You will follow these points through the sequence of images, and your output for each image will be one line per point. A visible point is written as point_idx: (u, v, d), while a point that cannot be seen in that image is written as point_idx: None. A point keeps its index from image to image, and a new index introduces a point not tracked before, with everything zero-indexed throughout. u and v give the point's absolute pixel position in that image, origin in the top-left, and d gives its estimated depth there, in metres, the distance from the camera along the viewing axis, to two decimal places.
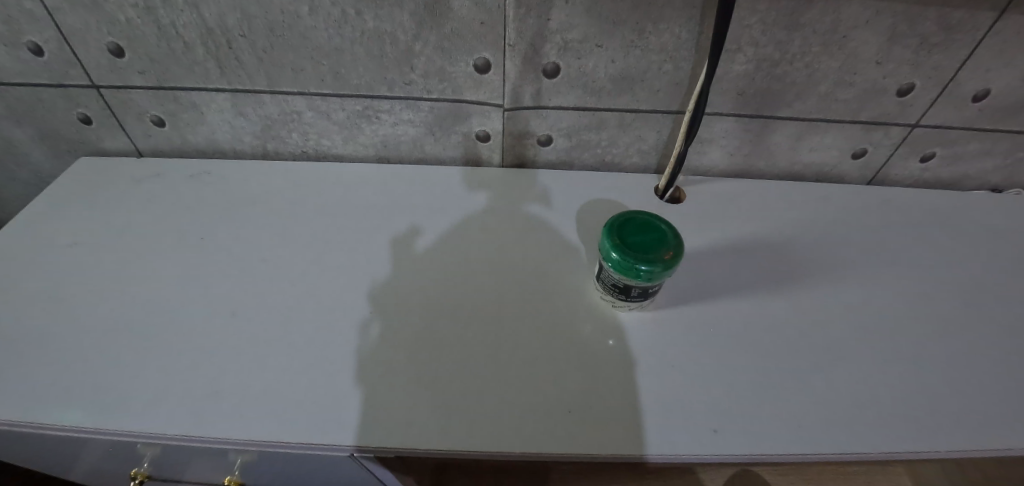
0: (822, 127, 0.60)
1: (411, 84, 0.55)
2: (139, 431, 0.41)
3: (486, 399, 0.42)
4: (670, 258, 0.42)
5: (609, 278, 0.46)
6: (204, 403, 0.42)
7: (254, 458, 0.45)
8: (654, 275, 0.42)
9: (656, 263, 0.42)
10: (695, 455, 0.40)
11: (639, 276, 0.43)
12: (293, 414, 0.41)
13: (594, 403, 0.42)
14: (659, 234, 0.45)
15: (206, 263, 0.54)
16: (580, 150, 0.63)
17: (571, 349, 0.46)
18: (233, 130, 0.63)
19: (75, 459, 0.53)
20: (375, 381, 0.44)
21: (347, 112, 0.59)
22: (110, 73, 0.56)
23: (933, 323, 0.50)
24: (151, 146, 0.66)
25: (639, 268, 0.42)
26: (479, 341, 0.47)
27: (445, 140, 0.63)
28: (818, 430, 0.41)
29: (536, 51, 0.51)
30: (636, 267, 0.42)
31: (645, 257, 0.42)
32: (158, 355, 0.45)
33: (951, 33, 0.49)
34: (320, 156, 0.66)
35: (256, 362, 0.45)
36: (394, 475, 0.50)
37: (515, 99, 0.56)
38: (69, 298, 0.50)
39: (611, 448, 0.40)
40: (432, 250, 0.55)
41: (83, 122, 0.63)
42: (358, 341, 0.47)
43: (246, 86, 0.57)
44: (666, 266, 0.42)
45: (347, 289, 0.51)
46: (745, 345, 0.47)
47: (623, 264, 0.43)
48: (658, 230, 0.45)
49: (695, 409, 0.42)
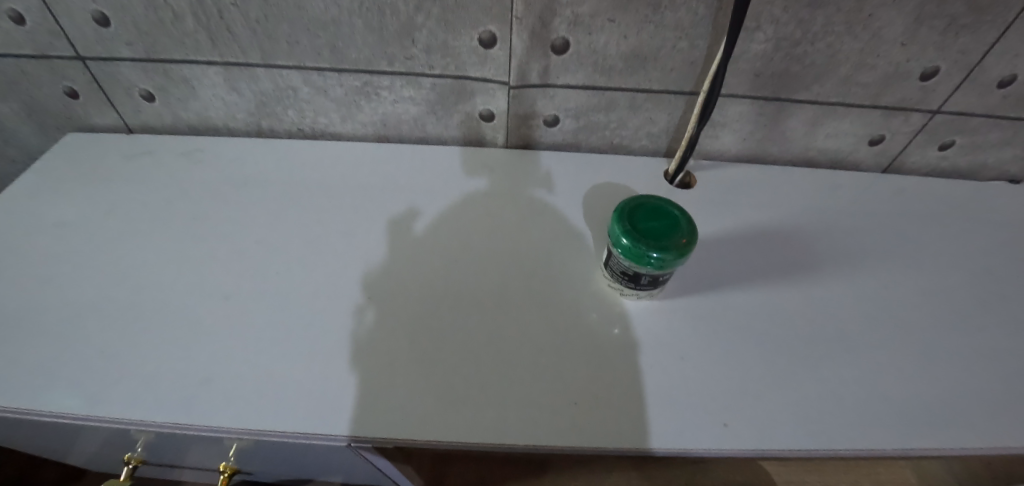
0: (840, 113, 0.58)
1: (412, 60, 0.53)
2: (128, 418, 0.39)
3: (488, 390, 0.41)
4: (684, 246, 0.41)
5: (619, 267, 0.44)
6: (195, 389, 0.41)
7: (248, 444, 0.44)
8: (665, 264, 0.41)
9: (668, 252, 0.40)
10: (704, 449, 0.39)
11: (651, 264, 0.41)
12: (288, 402, 0.40)
13: (601, 396, 0.41)
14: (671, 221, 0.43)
15: (199, 244, 0.52)
16: (587, 132, 0.61)
17: (577, 340, 0.45)
18: (226, 106, 0.60)
19: (67, 444, 0.52)
20: (372, 370, 0.42)
21: (346, 89, 0.57)
22: (96, 44, 0.54)
23: (950, 317, 0.49)
24: (141, 122, 0.63)
25: (650, 256, 0.40)
26: (479, 329, 0.45)
27: (447, 120, 0.61)
28: (830, 426, 0.40)
29: (545, 24, 0.48)
30: (648, 254, 0.40)
31: (657, 243, 0.41)
32: (149, 339, 0.44)
33: (980, 14, 0.47)
34: (318, 135, 0.64)
35: (252, 346, 0.44)
36: (392, 463, 0.50)
37: (521, 77, 0.54)
38: (57, 279, 0.49)
39: (619, 441, 0.38)
40: (431, 235, 0.53)
41: (71, 97, 0.60)
42: (357, 328, 0.45)
43: (239, 60, 0.54)
44: (679, 255, 0.40)
45: (342, 274, 0.49)
46: (756, 336, 0.46)
47: (635, 251, 0.41)
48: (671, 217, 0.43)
49: (704, 403, 0.41)
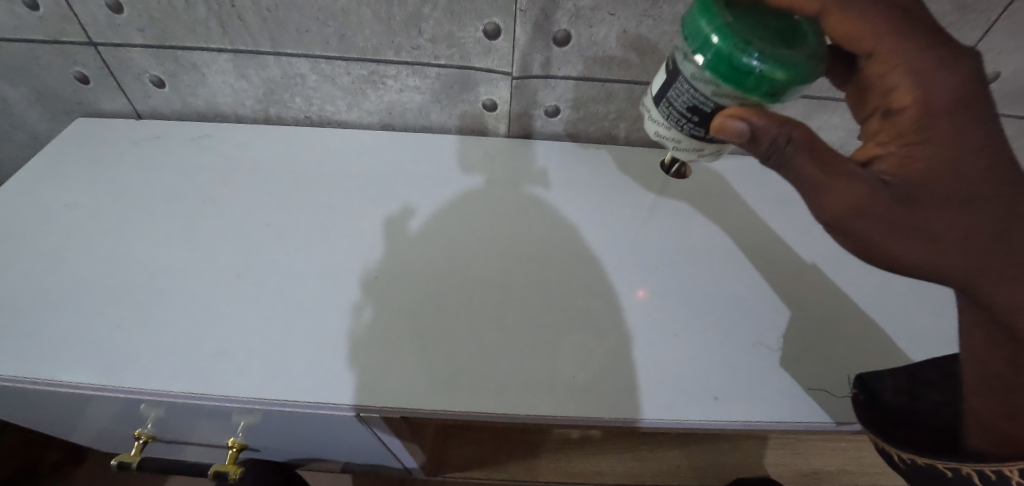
0: (831, 107, 0.60)
1: (418, 49, 0.54)
2: (144, 389, 0.41)
3: (488, 366, 0.44)
4: (799, 62, 0.30)
5: (685, 87, 0.34)
6: (210, 362, 0.43)
7: (256, 419, 0.46)
8: (767, 86, 0.30)
9: (779, 61, 0.29)
10: (694, 420, 0.41)
11: (740, 90, 0.31)
12: (300, 375, 0.42)
13: (598, 372, 0.43)
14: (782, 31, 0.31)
15: (209, 226, 0.54)
16: (586, 123, 0.63)
17: (575, 322, 0.47)
18: (234, 93, 0.62)
19: (78, 420, 0.54)
20: (378, 347, 0.44)
21: (352, 77, 0.58)
22: (108, 30, 0.55)
23: (932, 305, 0.51)
24: (150, 108, 0.65)
25: (750, 70, 0.29)
26: (480, 309, 0.48)
27: (451, 109, 0.62)
28: (811, 402, 0.43)
29: (547, 17, 0.50)
30: (747, 61, 0.29)
31: (764, 46, 0.29)
32: (163, 316, 0.46)
33: (966, 13, 0.49)
34: (324, 122, 0.65)
35: (263, 323, 0.46)
36: (397, 437, 0.52)
37: (523, 68, 0.56)
38: (71, 258, 0.50)
39: (613, 413, 0.41)
40: (434, 220, 0.55)
41: (81, 82, 0.61)
42: (363, 307, 0.47)
43: (249, 47, 0.55)
44: (791, 73, 0.29)
45: (349, 256, 0.51)
46: (747, 319, 0.48)
47: (723, 55, 0.30)
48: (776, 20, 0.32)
49: (695, 380, 0.43)
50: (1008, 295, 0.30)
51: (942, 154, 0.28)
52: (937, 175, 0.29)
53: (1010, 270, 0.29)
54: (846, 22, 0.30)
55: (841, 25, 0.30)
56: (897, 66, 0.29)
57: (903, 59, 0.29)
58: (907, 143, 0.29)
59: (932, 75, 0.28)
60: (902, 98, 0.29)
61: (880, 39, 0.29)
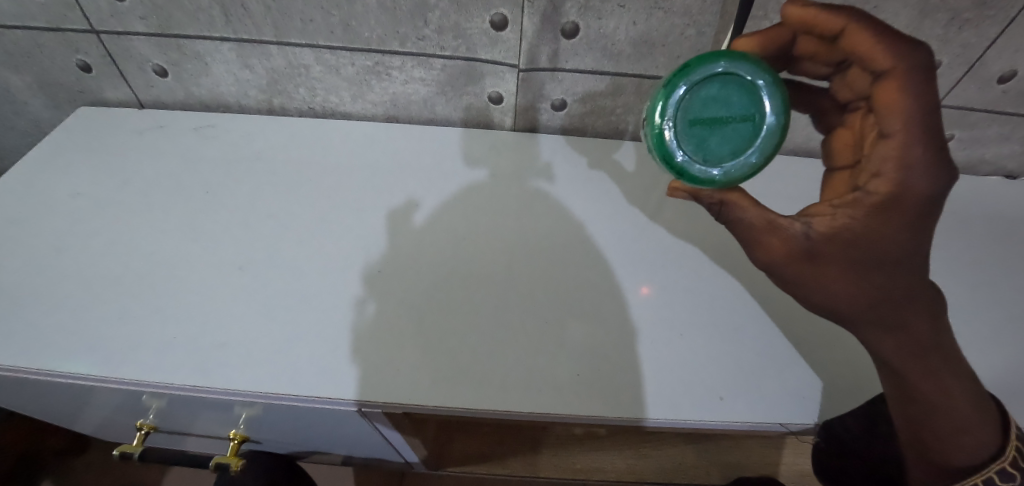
0: None
1: (423, 40, 0.54)
2: (145, 380, 0.41)
3: (489, 364, 0.43)
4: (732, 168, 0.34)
5: None
6: (210, 355, 0.43)
7: (258, 411, 0.45)
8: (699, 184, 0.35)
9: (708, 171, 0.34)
10: (698, 421, 0.41)
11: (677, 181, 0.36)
12: (303, 367, 0.42)
13: (601, 369, 0.43)
14: (744, 122, 0.33)
15: (212, 217, 0.53)
16: (593, 117, 0.62)
17: (578, 316, 0.47)
18: (237, 83, 0.61)
19: (80, 410, 0.54)
20: (380, 342, 0.44)
21: (357, 68, 0.57)
22: (110, 17, 0.54)
23: None
24: (153, 97, 0.64)
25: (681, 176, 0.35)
26: (483, 306, 0.47)
27: (456, 101, 0.61)
28: (817, 403, 0.42)
29: (556, 8, 0.49)
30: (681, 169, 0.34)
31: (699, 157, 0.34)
32: (165, 308, 0.46)
33: (984, 9, 0.48)
34: (327, 114, 0.65)
35: (266, 316, 0.45)
36: (399, 433, 0.52)
37: (530, 60, 0.55)
38: (72, 248, 0.50)
39: (618, 411, 0.41)
40: (437, 214, 0.54)
41: (83, 70, 0.61)
42: (366, 301, 0.47)
43: (252, 37, 0.55)
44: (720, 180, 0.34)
45: (352, 249, 0.51)
46: (754, 318, 0.47)
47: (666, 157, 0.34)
48: (743, 108, 0.33)
49: (699, 381, 0.43)
50: (883, 340, 0.34)
51: (872, 238, 0.31)
52: (856, 251, 0.31)
53: (887, 324, 0.33)
54: (897, 90, 0.30)
55: (890, 95, 0.30)
56: (895, 154, 0.30)
57: (909, 154, 0.30)
58: (853, 215, 0.32)
59: (914, 178, 0.30)
60: (882, 185, 0.31)
61: (907, 125, 0.30)
